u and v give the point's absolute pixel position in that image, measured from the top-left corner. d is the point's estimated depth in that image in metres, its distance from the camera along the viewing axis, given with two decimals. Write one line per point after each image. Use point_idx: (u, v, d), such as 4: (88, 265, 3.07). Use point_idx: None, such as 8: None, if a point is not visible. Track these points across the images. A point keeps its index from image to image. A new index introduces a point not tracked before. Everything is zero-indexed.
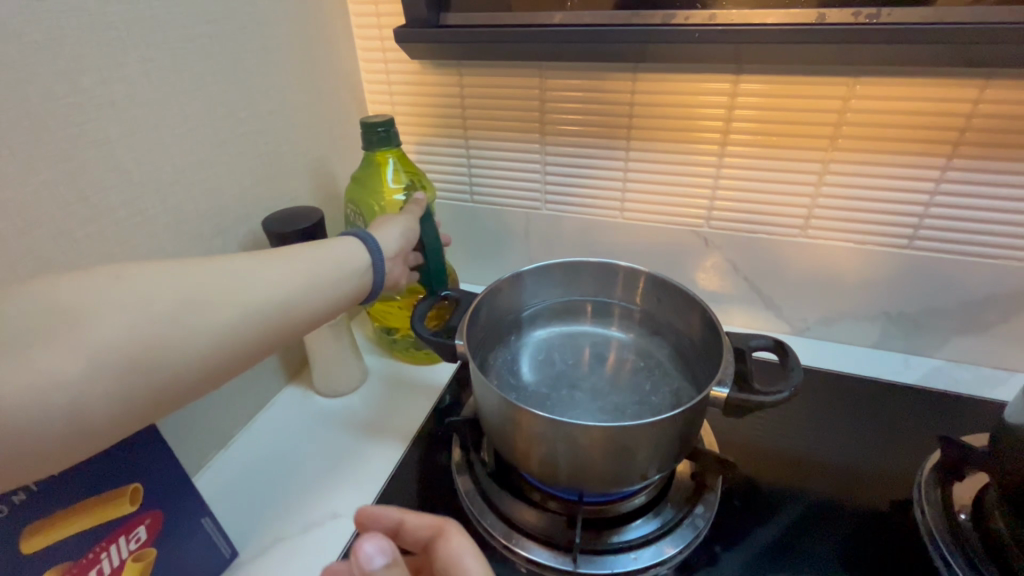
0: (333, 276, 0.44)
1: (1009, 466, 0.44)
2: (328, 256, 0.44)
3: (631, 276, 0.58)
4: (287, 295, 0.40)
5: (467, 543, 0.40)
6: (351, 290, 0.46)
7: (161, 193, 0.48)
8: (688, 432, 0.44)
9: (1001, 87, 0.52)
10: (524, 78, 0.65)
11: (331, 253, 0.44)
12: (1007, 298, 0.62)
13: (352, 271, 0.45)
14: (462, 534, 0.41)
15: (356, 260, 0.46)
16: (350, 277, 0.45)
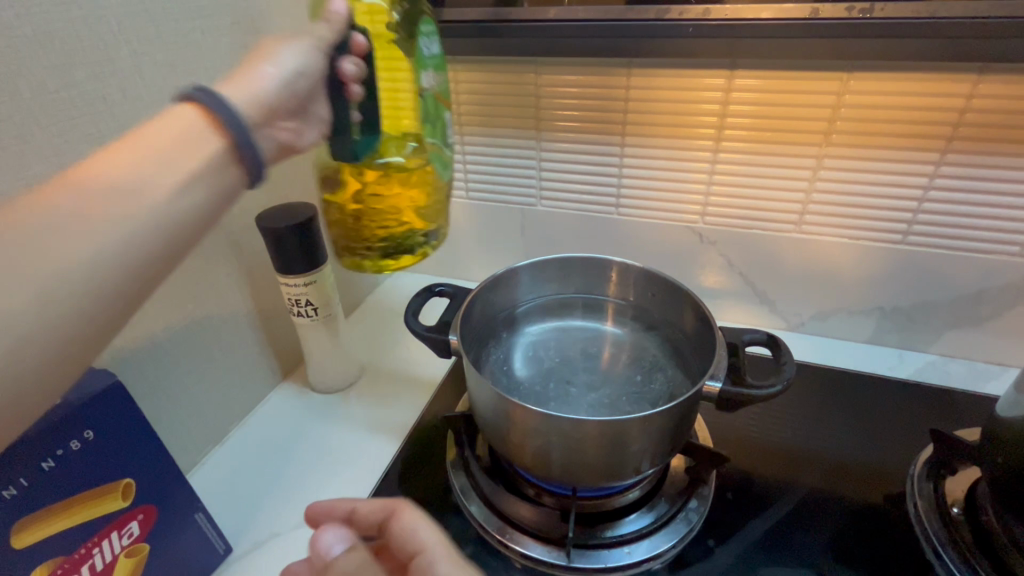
0: (165, 181, 0.30)
1: (1000, 459, 0.44)
2: (148, 160, 0.29)
3: (625, 271, 0.58)
4: (111, 242, 0.28)
5: (421, 517, 0.39)
6: (208, 189, 0.31)
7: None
8: (681, 426, 0.44)
9: (994, 81, 0.52)
10: (518, 73, 0.65)
11: (151, 148, 0.30)
12: (1000, 293, 0.62)
13: (193, 170, 0.31)
14: (414, 508, 0.40)
15: (193, 150, 0.31)
16: (195, 177, 0.31)
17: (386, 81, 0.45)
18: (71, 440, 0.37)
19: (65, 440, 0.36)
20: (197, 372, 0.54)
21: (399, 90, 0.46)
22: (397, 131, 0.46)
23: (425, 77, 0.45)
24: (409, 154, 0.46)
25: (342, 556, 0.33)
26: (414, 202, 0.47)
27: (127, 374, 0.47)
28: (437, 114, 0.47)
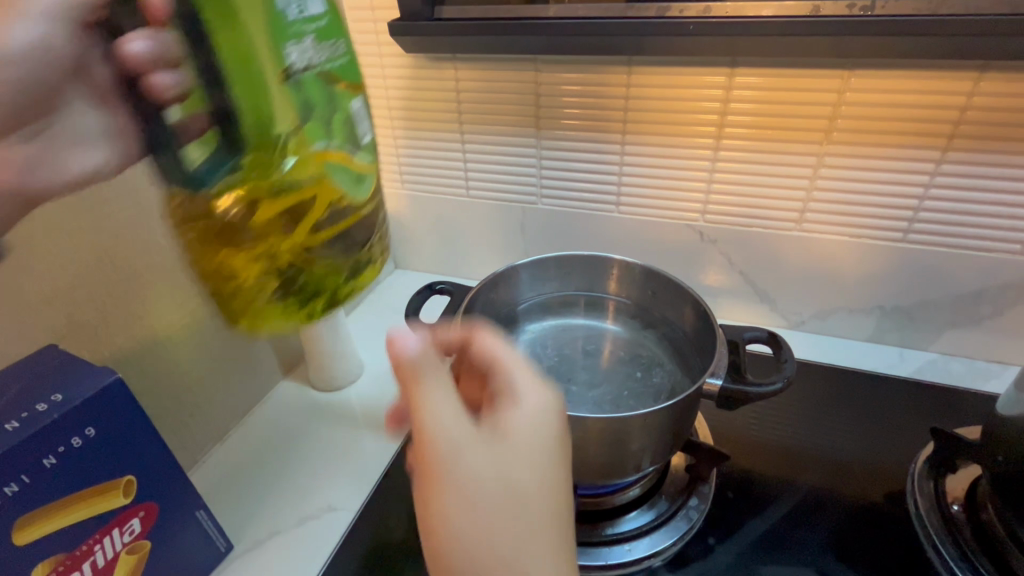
0: None
1: (1000, 457, 0.44)
2: None
3: (626, 270, 0.58)
4: None
5: (498, 338, 0.40)
6: None
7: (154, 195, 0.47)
8: (682, 424, 0.44)
9: (996, 79, 0.52)
10: (519, 71, 0.65)
11: None
12: (1001, 291, 0.62)
13: None
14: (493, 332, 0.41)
15: None
16: None
17: (238, 70, 0.30)
18: (71, 438, 0.36)
19: (64, 438, 0.36)
20: (197, 370, 0.54)
21: (251, 96, 0.30)
22: (269, 139, 0.31)
23: (294, 52, 0.30)
24: (298, 162, 0.31)
25: (429, 359, 0.34)
26: (302, 235, 0.32)
27: (128, 376, 0.47)
28: (327, 95, 0.32)
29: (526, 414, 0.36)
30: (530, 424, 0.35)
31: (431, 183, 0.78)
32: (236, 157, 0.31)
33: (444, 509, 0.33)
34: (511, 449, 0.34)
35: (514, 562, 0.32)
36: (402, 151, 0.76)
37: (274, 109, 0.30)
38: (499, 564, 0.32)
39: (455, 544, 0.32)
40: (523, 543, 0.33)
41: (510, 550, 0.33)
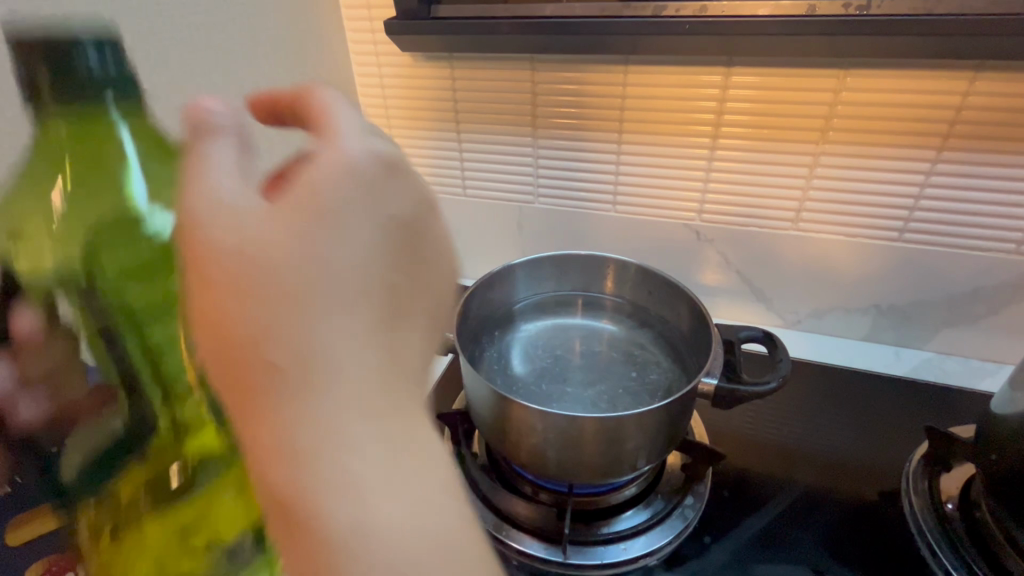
0: None
1: (994, 455, 0.44)
2: None
3: (623, 269, 0.58)
4: None
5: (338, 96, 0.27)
6: None
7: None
8: (677, 423, 0.44)
9: (990, 79, 0.52)
10: (516, 71, 0.65)
11: None
12: (995, 290, 0.62)
13: None
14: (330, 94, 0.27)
15: None
16: None
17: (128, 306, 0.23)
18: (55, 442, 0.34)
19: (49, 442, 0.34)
20: None
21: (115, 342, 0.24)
22: (164, 447, 0.25)
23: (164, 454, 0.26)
24: (189, 477, 0.25)
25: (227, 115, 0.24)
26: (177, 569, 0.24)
27: None
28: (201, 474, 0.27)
29: (371, 151, 0.25)
30: (377, 175, 0.25)
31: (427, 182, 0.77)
32: (117, 434, 0.25)
33: (230, 315, 0.22)
34: (336, 228, 0.24)
35: (336, 394, 0.23)
36: (399, 150, 0.76)
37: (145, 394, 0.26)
38: (324, 385, 0.23)
39: (251, 344, 0.23)
40: (348, 367, 0.24)
41: (333, 372, 0.23)
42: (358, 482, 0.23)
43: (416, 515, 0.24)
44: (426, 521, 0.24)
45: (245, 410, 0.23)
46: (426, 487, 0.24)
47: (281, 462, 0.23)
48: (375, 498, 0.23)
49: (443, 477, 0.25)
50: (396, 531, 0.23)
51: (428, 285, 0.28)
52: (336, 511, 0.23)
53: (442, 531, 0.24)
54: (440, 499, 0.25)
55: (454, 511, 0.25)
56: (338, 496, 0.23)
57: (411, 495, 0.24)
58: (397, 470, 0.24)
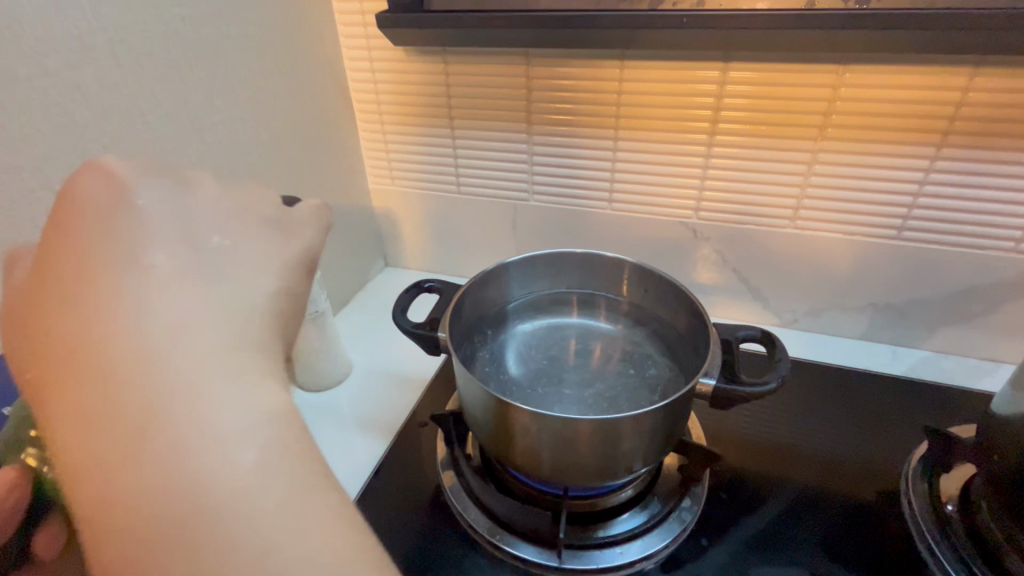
0: None
1: (997, 457, 0.43)
2: None
3: (619, 267, 0.57)
4: None
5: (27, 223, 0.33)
6: None
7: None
8: (675, 425, 0.43)
9: (991, 74, 0.51)
10: (510, 66, 0.64)
11: None
12: (993, 289, 0.62)
13: None
14: None
15: None
16: None
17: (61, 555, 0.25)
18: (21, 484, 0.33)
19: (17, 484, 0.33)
20: None
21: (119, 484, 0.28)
22: None
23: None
24: None
25: None
26: None
27: None
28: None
29: (112, 177, 0.29)
30: (111, 192, 0.29)
31: (420, 179, 0.76)
32: None
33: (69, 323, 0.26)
34: (92, 236, 0.28)
35: (119, 361, 0.25)
36: (391, 146, 0.75)
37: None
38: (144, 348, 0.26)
39: (51, 343, 0.26)
40: (128, 331, 0.26)
41: (110, 344, 0.25)
42: (142, 435, 0.24)
43: (208, 450, 0.25)
44: (224, 452, 0.25)
45: (47, 402, 0.25)
46: (222, 421, 0.26)
47: (76, 439, 0.25)
48: (162, 450, 0.24)
49: (243, 413, 0.26)
50: (189, 470, 0.24)
51: (209, 256, 0.30)
52: (130, 466, 0.24)
53: (243, 464, 0.25)
54: (243, 433, 0.26)
55: (261, 442, 0.26)
56: (130, 454, 0.24)
57: (200, 434, 0.25)
58: (181, 414, 0.25)
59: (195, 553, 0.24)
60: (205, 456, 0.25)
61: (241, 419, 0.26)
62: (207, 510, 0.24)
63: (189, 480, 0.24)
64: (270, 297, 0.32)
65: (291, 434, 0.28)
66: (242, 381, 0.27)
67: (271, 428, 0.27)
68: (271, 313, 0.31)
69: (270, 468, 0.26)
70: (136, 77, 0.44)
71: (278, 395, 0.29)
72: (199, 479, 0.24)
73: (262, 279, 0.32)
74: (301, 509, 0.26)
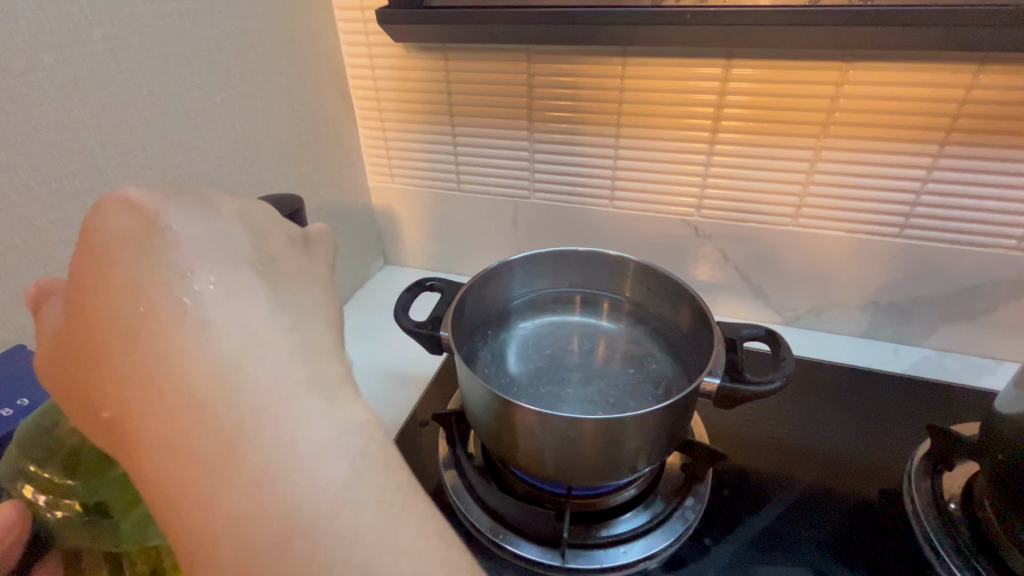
0: None
1: (999, 455, 0.43)
2: None
3: (621, 265, 0.56)
4: None
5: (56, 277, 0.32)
6: None
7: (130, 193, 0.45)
8: (678, 424, 0.43)
9: (995, 72, 0.51)
10: (511, 63, 0.63)
11: None
12: (995, 287, 0.62)
13: None
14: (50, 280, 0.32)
15: None
16: None
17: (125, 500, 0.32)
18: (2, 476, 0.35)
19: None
20: None
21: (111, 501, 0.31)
22: None
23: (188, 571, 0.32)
24: None
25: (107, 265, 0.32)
26: None
27: None
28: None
29: (135, 203, 0.28)
30: (147, 224, 0.28)
31: (421, 177, 0.76)
32: None
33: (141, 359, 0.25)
34: (142, 266, 0.27)
35: (192, 392, 0.24)
36: (391, 144, 0.74)
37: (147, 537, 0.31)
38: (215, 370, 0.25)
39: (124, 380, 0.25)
40: (200, 355, 0.25)
41: (185, 373, 0.25)
42: (232, 459, 0.24)
43: (300, 463, 0.24)
44: (312, 465, 0.24)
45: (129, 444, 0.25)
46: (305, 434, 0.25)
47: (163, 474, 0.24)
48: (250, 476, 0.23)
49: (324, 425, 0.25)
50: (283, 492, 0.23)
51: (259, 272, 0.29)
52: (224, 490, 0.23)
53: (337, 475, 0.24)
54: (330, 444, 0.25)
55: (348, 450, 0.25)
56: (220, 484, 0.23)
57: (287, 448, 0.24)
58: (266, 435, 0.24)
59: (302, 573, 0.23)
60: (298, 471, 0.24)
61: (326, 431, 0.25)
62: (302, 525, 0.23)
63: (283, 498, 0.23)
64: (321, 308, 0.31)
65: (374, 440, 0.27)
66: (318, 392, 0.26)
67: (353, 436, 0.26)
68: (330, 325, 0.31)
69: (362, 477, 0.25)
70: (134, 74, 0.43)
71: (355, 405, 0.27)
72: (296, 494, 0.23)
73: (308, 293, 0.31)
74: (398, 516, 0.25)
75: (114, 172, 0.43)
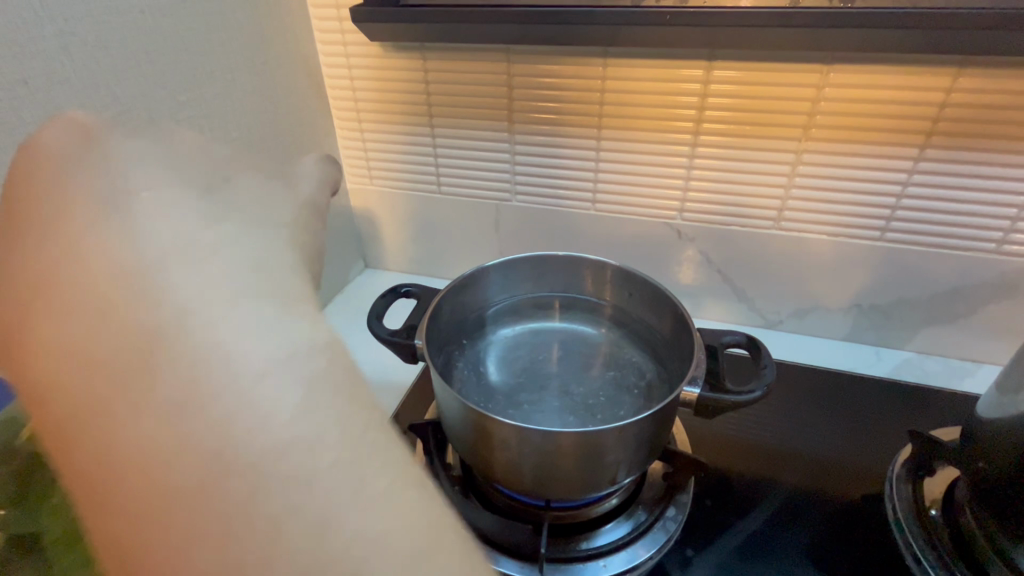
0: None
1: (980, 463, 0.43)
2: None
3: (600, 269, 0.55)
4: None
5: None
6: None
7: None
8: (659, 434, 0.42)
9: (973, 75, 0.51)
10: (490, 63, 0.62)
11: None
12: (975, 291, 0.62)
13: None
14: None
15: None
16: None
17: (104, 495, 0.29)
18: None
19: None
20: None
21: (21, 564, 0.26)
22: None
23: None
24: None
25: None
26: None
27: None
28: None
29: (76, 124, 0.23)
30: (76, 138, 0.22)
31: (401, 180, 0.74)
32: None
33: (44, 257, 0.19)
34: (57, 181, 0.21)
35: (81, 328, 0.17)
36: (369, 144, 0.73)
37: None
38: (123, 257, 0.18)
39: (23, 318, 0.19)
40: (102, 253, 0.19)
41: (78, 291, 0.18)
42: (131, 376, 0.16)
43: (219, 371, 0.16)
44: (237, 389, 0.16)
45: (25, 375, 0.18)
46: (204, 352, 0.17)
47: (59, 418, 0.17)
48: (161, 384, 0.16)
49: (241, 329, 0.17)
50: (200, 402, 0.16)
51: (207, 185, 0.22)
52: (121, 436, 0.16)
53: (273, 395, 0.16)
54: (264, 356, 0.17)
55: (303, 388, 0.16)
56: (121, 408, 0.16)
57: (207, 350, 0.17)
58: (180, 330, 0.17)
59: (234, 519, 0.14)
60: (223, 394, 0.16)
61: (264, 358, 0.17)
62: (237, 488, 0.15)
63: (209, 447, 0.15)
64: (287, 224, 0.24)
65: (339, 365, 0.18)
66: (257, 306, 0.18)
67: (302, 355, 0.17)
68: (295, 247, 0.23)
69: (333, 420, 0.16)
70: (89, 73, 0.41)
71: (315, 324, 0.19)
72: (206, 449, 0.15)
73: (269, 214, 0.24)
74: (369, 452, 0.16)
75: None
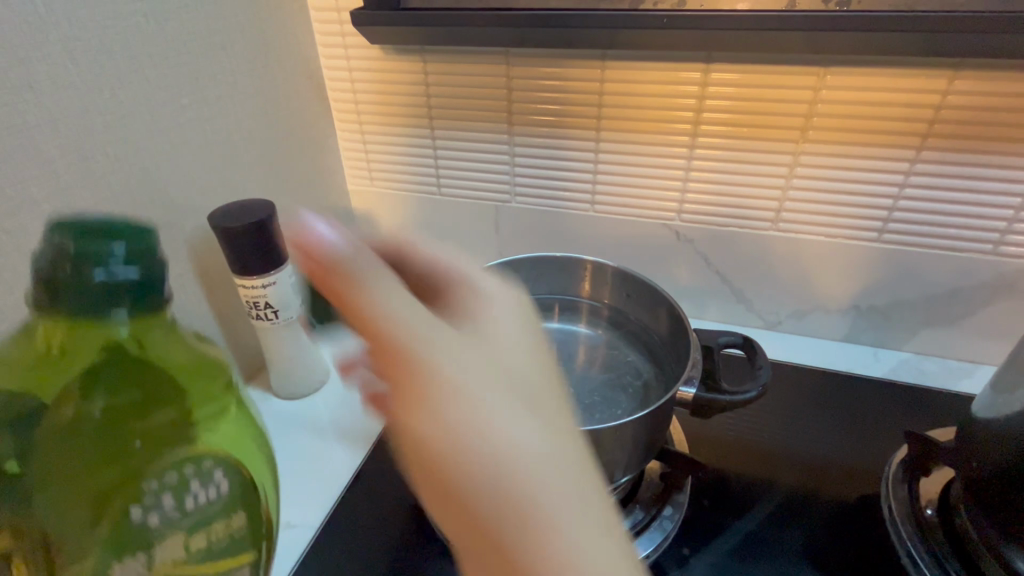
0: None
1: (974, 463, 0.43)
2: None
3: (599, 270, 0.56)
4: None
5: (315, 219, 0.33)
6: None
7: (96, 201, 0.44)
8: (655, 434, 0.42)
9: (969, 77, 0.51)
10: (490, 66, 0.62)
11: None
12: (973, 292, 0.62)
13: None
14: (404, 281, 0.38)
15: None
16: None
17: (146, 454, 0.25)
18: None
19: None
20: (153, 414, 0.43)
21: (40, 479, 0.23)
22: None
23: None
24: None
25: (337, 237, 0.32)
26: None
27: None
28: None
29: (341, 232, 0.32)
30: (370, 264, 0.32)
31: (401, 181, 0.75)
32: None
33: (399, 359, 0.30)
34: (398, 296, 0.31)
35: (439, 416, 0.29)
36: (370, 147, 0.73)
37: (66, 540, 0.23)
38: (454, 380, 0.30)
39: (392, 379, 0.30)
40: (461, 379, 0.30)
41: (447, 391, 0.30)
42: (464, 454, 0.29)
43: (519, 459, 0.29)
44: (539, 472, 0.29)
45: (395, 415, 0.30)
46: (525, 447, 0.29)
47: (427, 456, 0.29)
48: (476, 466, 0.28)
49: (554, 443, 0.30)
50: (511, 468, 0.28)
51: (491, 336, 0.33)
52: (474, 478, 0.29)
53: (571, 485, 0.29)
54: (545, 459, 0.29)
55: (555, 458, 0.29)
56: (464, 463, 0.29)
57: (512, 450, 0.29)
58: (496, 439, 0.29)
59: (529, 527, 0.28)
60: (525, 475, 0.28)
61: (548, 463, 0.29)
62: (554, 547, 0.27)
63: (505, 486, 0.28)
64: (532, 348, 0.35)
65: (579, 466, 0.30)
66: (535, 424, 0.30)
67: (560, 453, 0.30)
68: (538, 370, 0.34)
69: (587, 502, 0.29)
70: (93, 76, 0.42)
71: (567, 433, 0.32)
72: (531, 497, 0.28)
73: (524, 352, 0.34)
74: (602, 530, 0.29)
75: (76, 179, 0.42)
